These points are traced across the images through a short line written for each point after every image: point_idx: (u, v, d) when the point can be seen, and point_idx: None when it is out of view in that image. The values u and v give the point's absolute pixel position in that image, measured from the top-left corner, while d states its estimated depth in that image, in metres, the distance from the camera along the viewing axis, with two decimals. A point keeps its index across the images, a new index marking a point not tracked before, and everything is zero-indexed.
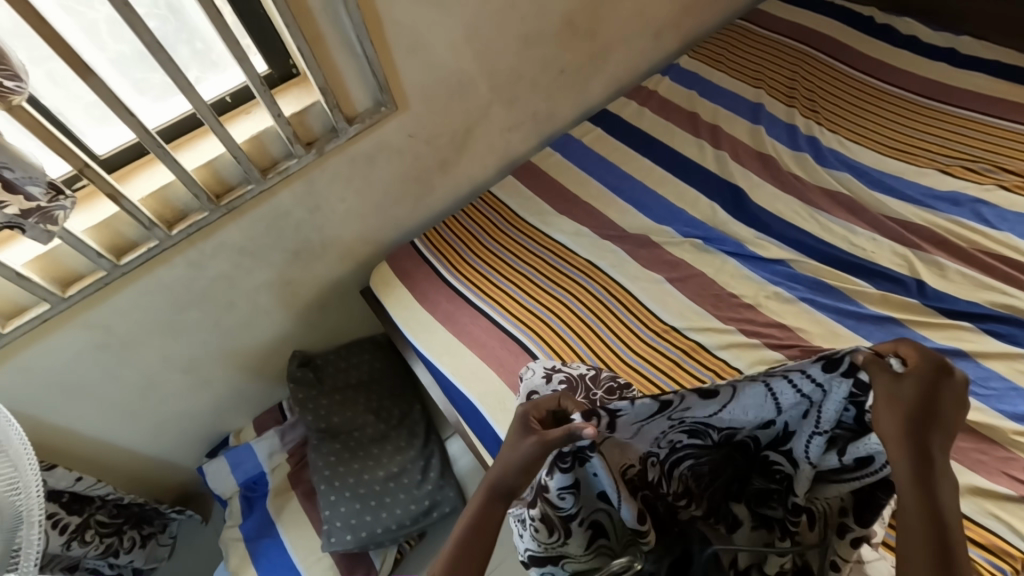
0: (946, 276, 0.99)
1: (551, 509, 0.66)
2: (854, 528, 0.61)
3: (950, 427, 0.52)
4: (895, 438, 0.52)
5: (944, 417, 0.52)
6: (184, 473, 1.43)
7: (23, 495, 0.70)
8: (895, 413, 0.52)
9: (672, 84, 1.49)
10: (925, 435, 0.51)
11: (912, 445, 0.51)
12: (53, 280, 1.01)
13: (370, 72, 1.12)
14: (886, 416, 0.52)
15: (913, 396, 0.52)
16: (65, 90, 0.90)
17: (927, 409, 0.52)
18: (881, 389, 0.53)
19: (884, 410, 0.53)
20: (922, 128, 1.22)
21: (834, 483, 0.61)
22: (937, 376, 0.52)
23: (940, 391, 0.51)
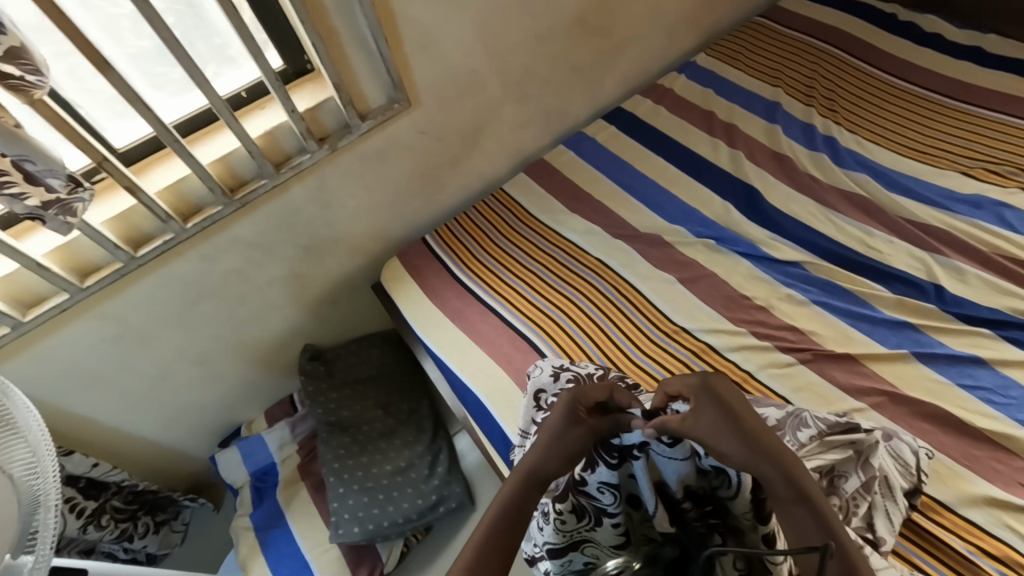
0: (965, 281, 0.97)
1: (588, 501, 0.69)
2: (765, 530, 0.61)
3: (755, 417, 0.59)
4: (732, 455, 0.57)
5: (747, 415, 0.59)
6: (196, 462, 1.46)
7: (40, 479, 0.72)
8: (721, 436, 0.58)
9: (687, 82, 1.48)
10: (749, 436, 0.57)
11: (747, 452, 0.57)
12: (72, 270, 1.03)
13: (384, 69, 1.13)
14: (718, 444, 0.58)
15: (715, 414, 0.59)
16: (86, 85, 0.92)
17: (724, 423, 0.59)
18: (683, 429, 0.60)
19: (709, 440, 0.59)
20: (943, 128, 1.19)
21: (731, 492, 0.62)
22: (711, 390, 0.61)
23: (725, 397, 0.60)
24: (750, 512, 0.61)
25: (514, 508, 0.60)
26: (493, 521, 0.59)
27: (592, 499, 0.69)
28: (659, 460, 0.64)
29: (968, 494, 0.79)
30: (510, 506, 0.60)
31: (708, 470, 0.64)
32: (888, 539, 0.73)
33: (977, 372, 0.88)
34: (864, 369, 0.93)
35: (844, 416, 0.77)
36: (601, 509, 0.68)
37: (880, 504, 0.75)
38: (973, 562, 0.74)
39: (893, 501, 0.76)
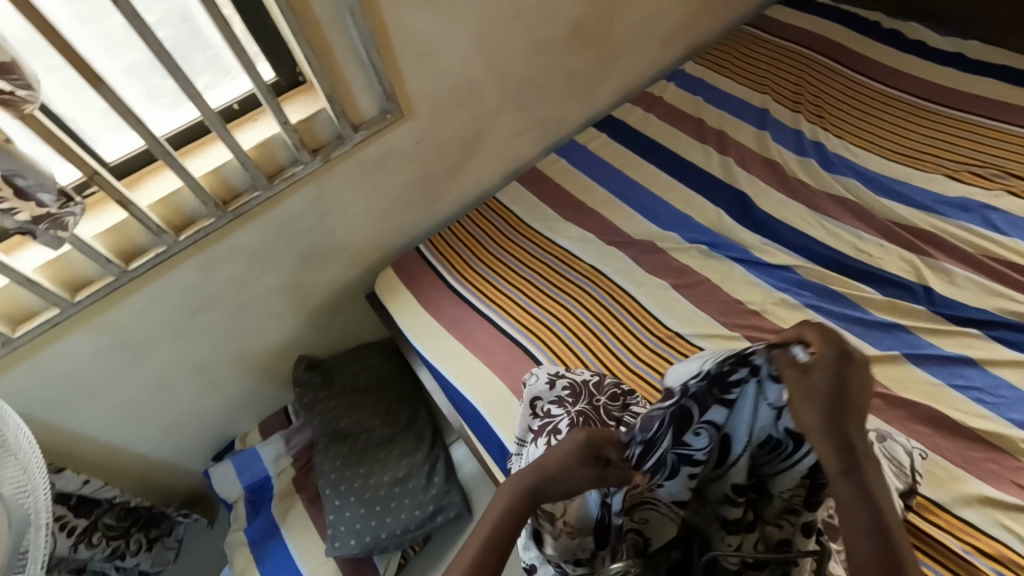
0: (955, 282, 0.98)
1: (675, 450, 0.61)
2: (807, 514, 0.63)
3: (861, 402, 0.56)
4: (816, 426, 0.55)
5: (857, 397, 0.55)
6: (190, 477, 1.44)
7: (30, 497, 0.71)
8: (813, 407, 0.55)
9: (678, 90, 1.49)
10: (844, 419, 0.55)
11: (831, 430, 0.55)
12: (63, 284, 1.02)
13: (377, 80, 1.13)
14: (804, 408, 0.55)
15: (826, 386, 0.55)
16: (78, 99, 0.92)
17: (839, 395, 0.55)
18: (793, 382, 0.56)
19: (798, 399, 0.56)
20: (929, 133, 1.21)
21: (783, 464, 0.61)
22: (841, 361, 0.55)
23: (846, 376, 0.55)
24: (793, 487, 0.62)
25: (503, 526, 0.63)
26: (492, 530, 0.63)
27: (681, 448, 0.61)
28: (762, 409, 0.59)
29: (963, 494, 0.80)
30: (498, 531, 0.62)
31: (775, 440, 0.61)
32: None
33: (968, 372, 0.89)
34: None
35: None
36: (688, 457, 0.61)
37: None
38: (968, 562, 0.75)
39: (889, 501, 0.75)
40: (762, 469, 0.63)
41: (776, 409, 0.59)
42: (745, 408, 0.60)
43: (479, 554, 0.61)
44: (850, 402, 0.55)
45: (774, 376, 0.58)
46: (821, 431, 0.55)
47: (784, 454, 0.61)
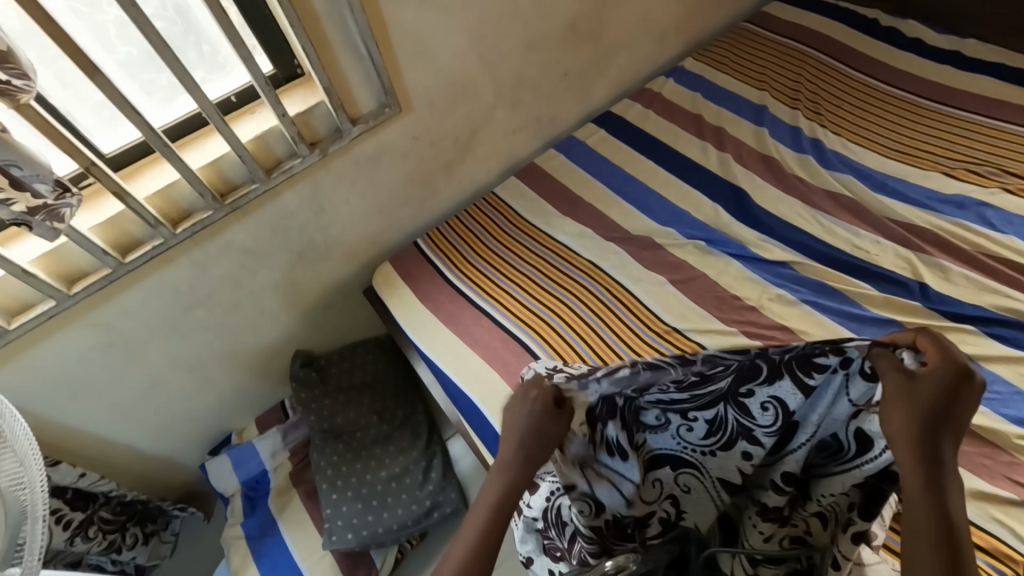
0: (950, 279, 0.98)
1: (737, 416, 0.62)
2: (858, 522, 0.61)
3: (963, 425, 0.51)
4: (906, 432, 0.52)
5: (960, 418, 0.51)
6: (186, 471, 1.44)
7: (27, 489, 0.70)
8: (908, 412, 0.51)
9: (676, 86, 1.49)
10: (938, 435, 0.51)
11: (920, 440, 0.51)
12: (59, 277, 1.01)
13: (375, 74, 1.13)
14: (899, 409, 0.52)
15: (931, 395, 0.51)
16: (73, 90, 0.91)
17: (941, 406, 0.51)
18: (895, 383, 0.52)
19: (894, 400, 0.52)
20: (925, 131, 1.21)
21: (837, 468, 0.60)
22: (956, 376, 0.50)
23: (955, 392, 0.50)
24: (836, 495, 0.62)
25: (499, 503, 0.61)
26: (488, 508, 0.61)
27: (744, 416, 0.62)
28: (840, 402, 0.57)
29: None
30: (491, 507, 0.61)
31: (836, 440, 0.60)
32: (879, 534, 0.71)
33: None
34: None
35: None
36: (749, 430, 0.62)
37: None
38: None
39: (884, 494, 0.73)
40: (812, 469, 0.63)
41: (856, 406, 0.57)
42: (822, 399, 0.58)
43: (479, 539, 0.59)
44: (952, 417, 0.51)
45: (866, 373, 0.55)
46: (907, 437, 0.52)
47: (840, 457, 0.60)
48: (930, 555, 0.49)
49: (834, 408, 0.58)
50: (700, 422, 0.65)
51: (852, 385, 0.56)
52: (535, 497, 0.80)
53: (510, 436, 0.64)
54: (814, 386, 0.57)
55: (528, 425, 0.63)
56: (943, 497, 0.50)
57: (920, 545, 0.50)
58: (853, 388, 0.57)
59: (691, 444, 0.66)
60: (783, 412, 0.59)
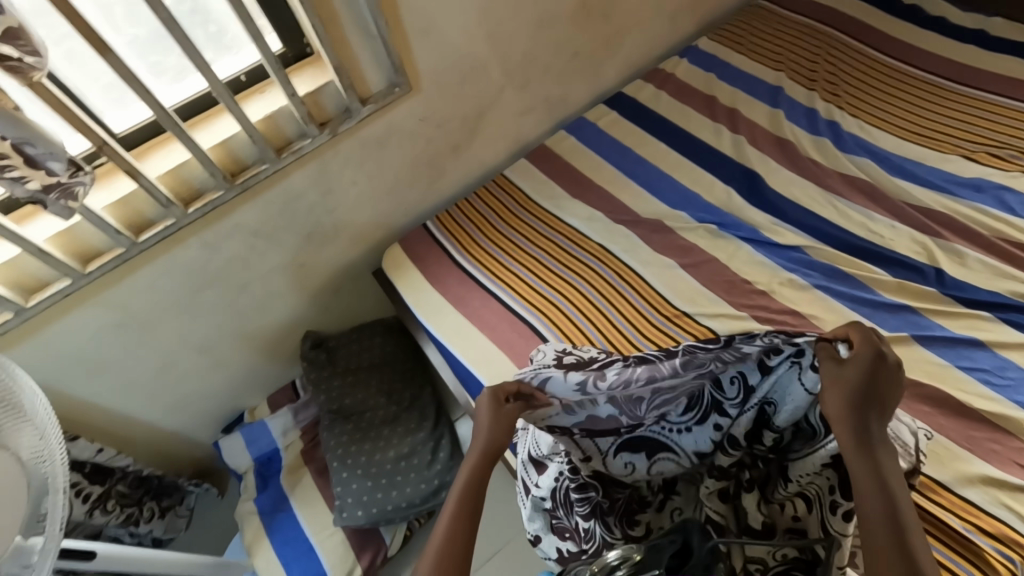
0: (966, 264, 0.97)
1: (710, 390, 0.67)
2: (842, 504, 0.63)
3: (888, 401, 0.59)
4: (838, 410, 0.58)
5: (884, 394, 0.58)
6: (200, 448, 1.47)
7: (48, 462, 0.72)
8: (839, 392, 0.59)
9: (690, 67, 1.46)
10: (868, 411, 0.58)
11: (854, 417, 0.58)
12: (74, 256, 1.03)
13: (385, 53, 1.12)
14: (832, 391, 0.59)
15: (857, 377, 0.58)
16: (85, 69, 0.91)
17: (867, 387, 0.58)
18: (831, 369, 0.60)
19: (829, 384, 0.59)
20: (945, 112, 1.19)
21: (806, 450, 0.65)
22: (876, 359, 0.58)
23: (878, 374, 0.58)
24: (812, 474, 0.65)
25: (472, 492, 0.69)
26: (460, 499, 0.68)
27: (715, 390, 0.67)
28: (793, 383, 0.63)
29: (965, 474, 0.80)
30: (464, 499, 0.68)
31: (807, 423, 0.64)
32: None
33: (976, 354, 0.89)
34: None
35: None
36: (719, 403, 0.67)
37: None
38: (970, 540, 0.76)
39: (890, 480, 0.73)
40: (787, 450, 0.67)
41: (811, 394, 0.62)
42: (782, 383, 0.64)
43: (454, 517, 0.67)
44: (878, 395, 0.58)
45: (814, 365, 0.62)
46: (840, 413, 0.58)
47: (812, 438, 0.65)
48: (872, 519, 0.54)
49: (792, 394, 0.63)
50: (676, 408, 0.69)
51: (804, 373, 0.62)
52: (544, 477, 0.80)
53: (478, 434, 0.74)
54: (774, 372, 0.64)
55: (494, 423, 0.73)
56: (880, 467, 0.56)
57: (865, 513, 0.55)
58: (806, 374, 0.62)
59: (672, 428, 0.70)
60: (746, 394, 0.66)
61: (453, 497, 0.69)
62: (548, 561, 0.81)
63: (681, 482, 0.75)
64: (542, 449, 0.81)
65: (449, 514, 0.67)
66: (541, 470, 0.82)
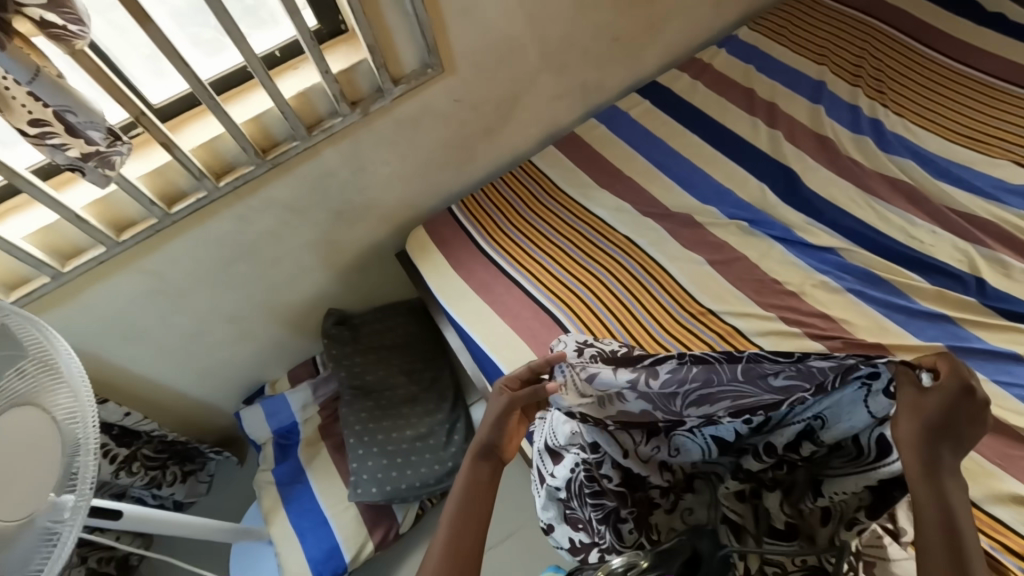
0: (1011, 275, 0.93)
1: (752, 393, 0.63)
2: (863, 521, 0.63)
3: (970, 440, 0.51)
4: (910, 442, 0.52)
5: (967, 433, 0.51)
6: (222, 417, 1.50)
7: (80, 423, 0.74)
8: (914, 420, 0.52)
9: (729, 58, 1.42)
10: (946, 448, 0.51)
11: (926, 451, 0.52)
12: (109, 224, 1.05)
13: (419, 32, 1.10)
14: (906, 420, 0.53)
15: (936, 409, 0.51)
16: (125, 39, 0.92)
17: (949, 422, 0.51)
18: (908, 396, 0.53)
19: (903, 411, 0.54)
20: (998, 114, 1.13)
21: (846, 468, 0.62)
22: (965, 394, 0.50)
23: (964, 410, 0.51)
24: (846, 494, 0.63)
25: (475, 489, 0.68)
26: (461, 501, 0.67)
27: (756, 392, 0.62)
28: (855, 401, 0.58)
29: (996, 491, 0.78)
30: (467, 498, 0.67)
31: (853, 443, 0.61)
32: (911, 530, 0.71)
33: (1015, 369, 0.86)
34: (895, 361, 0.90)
35: None
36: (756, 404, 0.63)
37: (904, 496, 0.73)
38: (996, 559, 0.74)
39: None
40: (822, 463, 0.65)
41: (875, 419, 0.58)
42: (843, 404, 0.59)
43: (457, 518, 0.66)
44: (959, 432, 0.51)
45: (888, 391, 0.56)
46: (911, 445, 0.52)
47: (857, 459, 0.61)
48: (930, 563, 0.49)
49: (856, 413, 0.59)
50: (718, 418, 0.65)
51: (875, 399, 0.57)
52: (559, 467, 0.79)
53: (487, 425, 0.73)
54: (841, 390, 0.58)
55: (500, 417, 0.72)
56: (950, 509, 0.50)
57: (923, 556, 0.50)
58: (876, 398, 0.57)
59: (704, 433, 0.68)
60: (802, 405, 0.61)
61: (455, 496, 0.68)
62: (559, 550, 0.80)
63: (698, 481, 0.75)
64: (559, 440, 0.80)
65: (451, 515, 0.66)
66: (556, 461, 0.81)
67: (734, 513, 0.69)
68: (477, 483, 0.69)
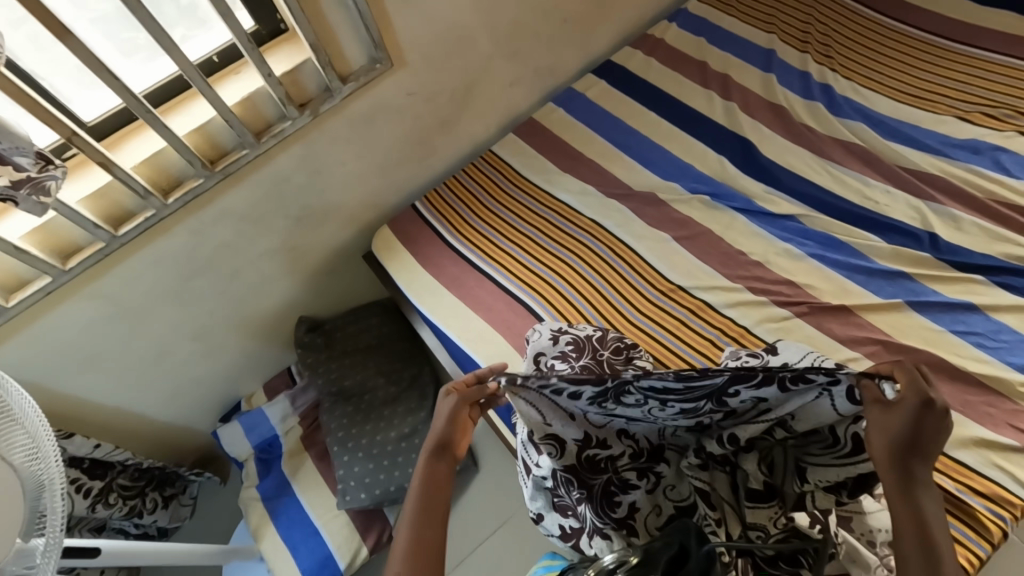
0: (961, 228, 0.97)
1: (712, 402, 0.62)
2: (845, 499, 0.66)
3: (934, 447, 0.55)
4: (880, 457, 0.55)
5: (930, 441, 0.54)
6: (199, 438, 1.47)
7: (42, 463, 0.71)
8: (884, 437, 0.55)
9: (680, 31, 1.42)
10: (914, 460, 0.55)
11: (898, 465, 0.55)
12: (53, 252, 0.99)
13: (364, 26, 1.07)
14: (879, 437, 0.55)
15: (903, 424, 0.54)
16: (47, 55, 0.87)
17: (915, 434, 0.54)
18: (875, 412, 0.55)
19: (872, 429, 0.55)
20: (941, 72, 1.16)
21: (826, 455, 0.63)
22: (924, 408, 0.53)
23: (926, 424, 0.53)
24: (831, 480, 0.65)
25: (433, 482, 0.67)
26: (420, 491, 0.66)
27: (721, 402, 0.62)
28: (822, 402, 0.59)
29: (960, 437, 0.81)
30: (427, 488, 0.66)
31: (830, 436, 0.62)
32: None
33: (970, 318, 0.89)
34: (860, 320, 0.93)
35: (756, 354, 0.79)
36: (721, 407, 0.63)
37: None
38: (963, 501, 0.77)
39: None
40: (803, 445, 0.65)
41: (841, 415, 0.59)
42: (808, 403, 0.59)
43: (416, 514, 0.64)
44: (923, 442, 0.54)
45: (851, 396, 0.57)
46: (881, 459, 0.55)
47: (837, 450, 0.62)
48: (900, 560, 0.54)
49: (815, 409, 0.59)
50: (675, 408, 0.64)
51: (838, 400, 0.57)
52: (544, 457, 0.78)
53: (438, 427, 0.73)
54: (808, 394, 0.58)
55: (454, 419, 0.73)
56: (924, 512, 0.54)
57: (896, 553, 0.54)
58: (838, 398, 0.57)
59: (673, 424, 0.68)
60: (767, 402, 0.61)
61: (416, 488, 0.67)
62: (551, 538, 0.82)
63: (669, 451, 0.73)
64: None
65: (414, 508, 0.64)
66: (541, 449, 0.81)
67: (700, 482, 0.68)
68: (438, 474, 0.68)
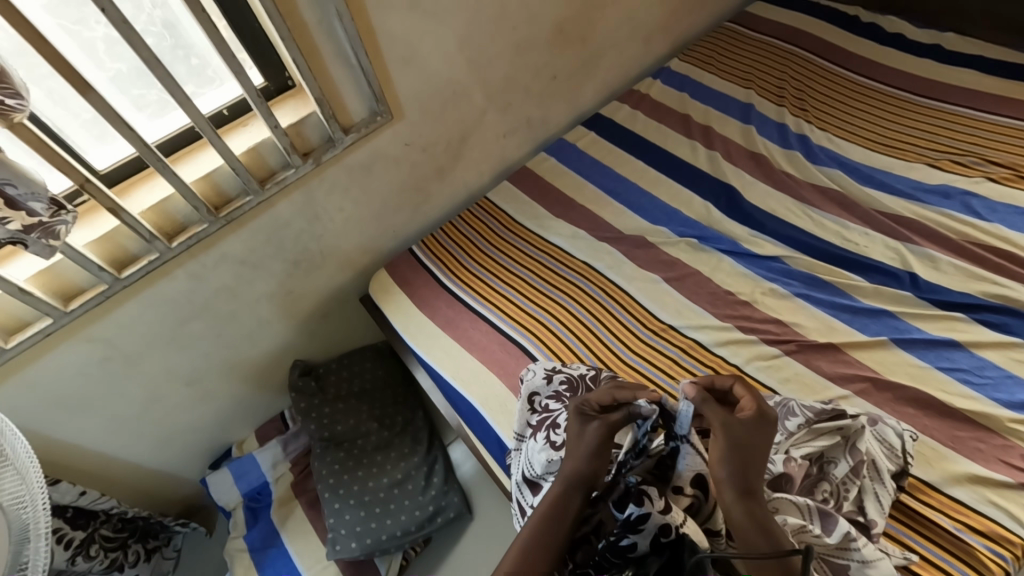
0: (938, 268, 1.00)
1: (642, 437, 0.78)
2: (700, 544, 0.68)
3: (759, 441, 0.70)
4: (721, 479, 0.69)
5: (755, 435, 0.71)
6: (187, 485, 1.43)
7: (30, 508, 0.71)
8: (722, 436, 0.71)
9: (664, 87, 1.51)
10: (745, 462, 0.69)
11: (722, 468, 0.69)
12: (55, 294, 1.01)
13: (365, 82, 1.14)
14: (714, 451, 0.70)
15: (740, 427, 0.71)
16: (66, 108, 0.91)
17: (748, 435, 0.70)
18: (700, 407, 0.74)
19: (732, 449, 0.69)
20: (908, 122, 1.24)
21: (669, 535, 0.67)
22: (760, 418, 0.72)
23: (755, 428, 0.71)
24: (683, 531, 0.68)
25: (556, 509, 0.72)
26: (541, 518, 0.72)
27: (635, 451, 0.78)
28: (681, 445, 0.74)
29: (952, 473, 0.82)
30: (551, 513, 0.72)
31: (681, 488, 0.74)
32: (878, 521, 0.76)
33: (954, 354, 0.91)
34: (847, 358, 0.95)
35: (830, 404, 0.83)
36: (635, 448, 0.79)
37: (870, 487, 0.79)
38: (960, 539, 0.77)
39: (882, 484, 0.79)
40: (661, 539, 0.67)
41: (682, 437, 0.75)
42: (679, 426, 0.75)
43: (536, 526, 0.71)
44: (748, 450, 0.69)
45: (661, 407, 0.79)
46: (724, 493, 0.68)
47: (669, 529, 0.67)
48: (771, 569, 0.63)
49: (655, 528, 0.67)
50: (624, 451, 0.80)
51: (651, 510, 0.67)
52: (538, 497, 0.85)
53: (576, 454, 0.76)
54: (636, 524, 0.67)
55: (591, 451, 0.76)
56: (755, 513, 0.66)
57: (763, 570, 0.63)
58: (656, 500, 0.68)
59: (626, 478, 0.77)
60: (625, 535, 0.67)
61: (546, 499, 0.74)
62: None
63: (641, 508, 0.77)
64: (536, 470, 0.86)
65: (543, 510, 0.72)
66: (535, 491, 0.87)
67: None
68: (557, 503, 0.73)
